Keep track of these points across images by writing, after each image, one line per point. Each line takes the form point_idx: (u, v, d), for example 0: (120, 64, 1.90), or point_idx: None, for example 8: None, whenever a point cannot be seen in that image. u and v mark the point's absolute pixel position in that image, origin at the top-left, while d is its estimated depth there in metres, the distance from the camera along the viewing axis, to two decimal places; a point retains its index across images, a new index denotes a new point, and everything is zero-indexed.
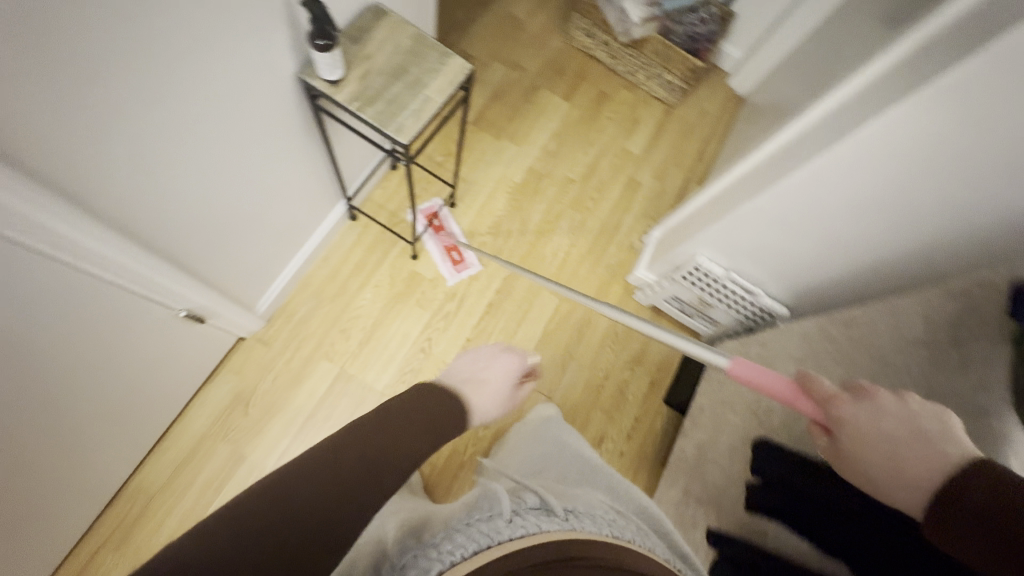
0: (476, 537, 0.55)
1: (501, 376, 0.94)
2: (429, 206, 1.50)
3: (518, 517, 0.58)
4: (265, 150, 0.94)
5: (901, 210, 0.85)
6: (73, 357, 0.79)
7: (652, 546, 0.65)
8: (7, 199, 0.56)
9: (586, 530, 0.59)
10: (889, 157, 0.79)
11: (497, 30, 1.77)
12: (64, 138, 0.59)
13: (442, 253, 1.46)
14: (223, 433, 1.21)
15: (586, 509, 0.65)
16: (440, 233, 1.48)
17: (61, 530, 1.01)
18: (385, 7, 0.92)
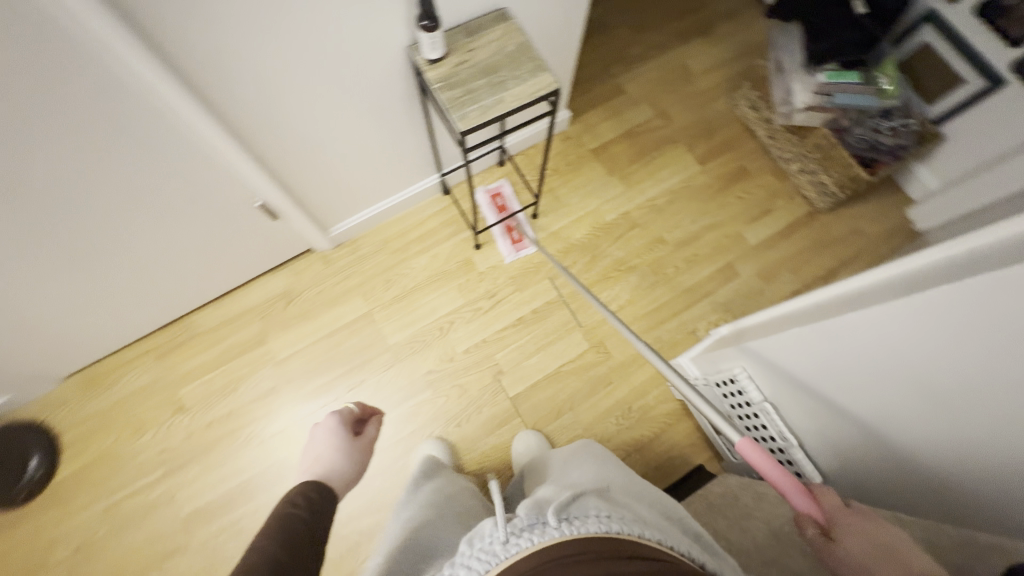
0: (476, 568, 0.55)
1: (333, 449, 0.94)
2: (496, 185, 1.56)
3: (514, 534, 0.57)
4: (365, 101, 1.07)
5: (967, 423, 0.63)
6: (163, 198, 1.02)
7: (662, 539, 0.59)
8: (132, 62, 0.74)
9: (582, 531, 0.55)
10: (965, 343, 0.59)
11: (662, 75, 1.74)
12: (185, 32, 0.76)
13: (502, 232, 1.52)
14: (263, 314, 1.43)
15: (586, 505, 0.60)
16: (502, 212, 1.53)
17: (129, 320, 1.31)
18: (510, 14, 1.00)
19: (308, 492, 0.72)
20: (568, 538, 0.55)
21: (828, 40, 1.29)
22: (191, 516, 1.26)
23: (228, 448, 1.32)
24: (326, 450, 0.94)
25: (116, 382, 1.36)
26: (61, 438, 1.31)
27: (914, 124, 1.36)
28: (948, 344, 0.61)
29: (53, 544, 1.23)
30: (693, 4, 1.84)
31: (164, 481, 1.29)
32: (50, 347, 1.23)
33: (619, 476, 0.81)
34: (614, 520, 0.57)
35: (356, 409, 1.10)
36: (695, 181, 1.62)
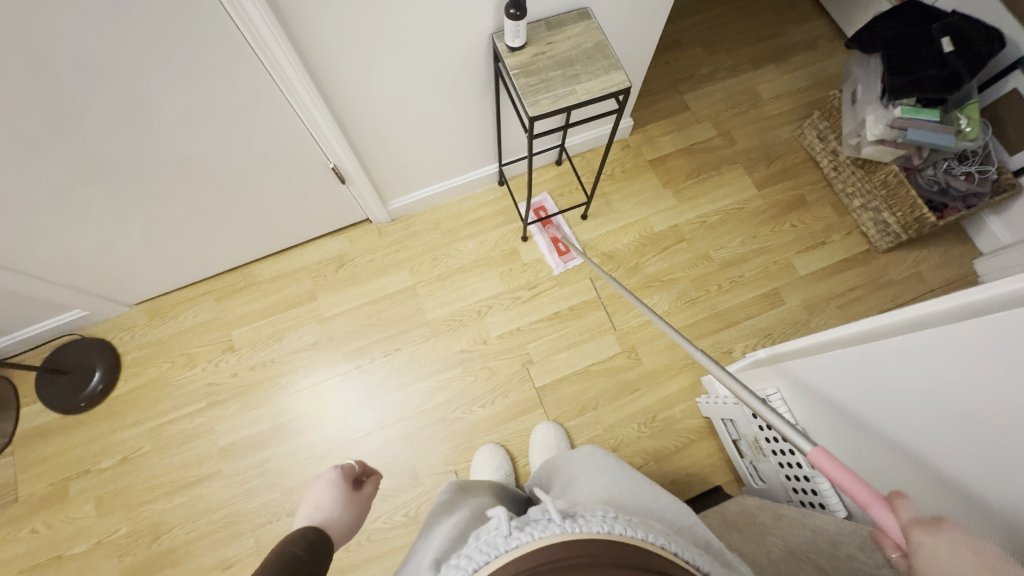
0: (475, 558, 0.54)
1: (334, 502, 0.76)
2: (540, 201, 1.60)
3: (518, 528, 0.55)
4: (445, 83, 1.14)
5: (1000, 453, 0.61)
6: (250, 147, 1.12)
7: (669, 545, 0.54)
8: (255, 18, 0.83)
9: (585, 529, 0.53)
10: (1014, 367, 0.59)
11: (730, 97, 1.75)
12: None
13: (548, 243, 1.54)
14: (316, 274, 1.52)
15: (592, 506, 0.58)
16: (546, 225, 1.56)
17: (198, 260, 1.42)
18: (592, 13, 1.04)
19: (308, 532, 0.67)
20: (569, 535, 0.52)
21: (909, 76, 1.24)
22: (225, 449, 1.35)
23: (267, 391, 1.40)
24: (325, 500, 0.76)
25: (177, 316, 1.47)
26: (123, 358, 1.43)
27: (991, 172, 1.34)
28: (996, 368, 0.61)
29: (102, 452, 1.34)
30: (772, 31, 1.84)
31: (205, 413, 1.38)
32: (127, 273, 1.35)
33: (630, 475, 0.75)
34: (618, 521, 0.54)
35: (355, 464, 0.85)
36: (751, 203, 1.61)
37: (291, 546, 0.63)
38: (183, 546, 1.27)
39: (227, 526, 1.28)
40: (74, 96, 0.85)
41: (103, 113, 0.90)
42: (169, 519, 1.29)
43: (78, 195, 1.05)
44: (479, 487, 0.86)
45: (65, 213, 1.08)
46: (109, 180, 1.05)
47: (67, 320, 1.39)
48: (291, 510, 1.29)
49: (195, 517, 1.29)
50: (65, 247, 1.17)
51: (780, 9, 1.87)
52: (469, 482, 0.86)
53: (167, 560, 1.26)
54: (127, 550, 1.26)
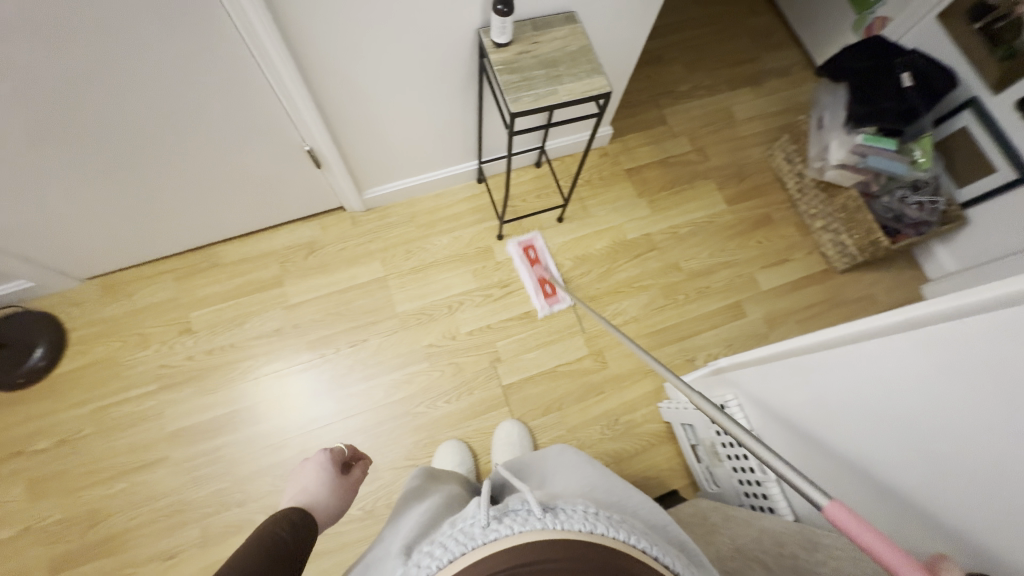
0: (451, 549, 0.53)
1: (322, 484, 0.77)
2: (526, 239, 1.56)
3: (496, 521, 0.54)
4: (432, 74, 1.14)
5: (947, 463, 0.65)
6: (225, 124, 1.08)
7: (651, 549, 0.53)
8: None
9: (565, 526, 0.52)
10: (968, 380, 0.62)
11: (706, 114, 1.81)
12: None
13: (536, 284, 1.51)
14: (284, 259, 1.48)
15: (573, 501, 0.57)
16: (534, 265, 1.54)
17: (160, 235, 1.36)
18: (578, 18, 1.07)
19: (295, 518, 0.66)
20: (550, 534, 0.51)
21: (870, 106, 1.32)
22: (175, 435, 1.29)
23: (223, 376, 1.35)
24: (313, 483, 0.77)
25: (132, 293, 1.41)
26: (69, 334, 1.35)
27: (941, 203, 1.43)
28: (944, 381, 0.64)
29: (39, 433, 1.27)
30: (747, 56, 1.91)
31: (157, 395, 1.32)
32: (82, 244, 1.28)
33: (599, 473, 0.77)
34: (600, 521, 0.54)
35: (344, 449, 0.89)
36: (720, 218, 1.66)
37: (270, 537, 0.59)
38: (122, 534, 1.20)
39: (171, 515, 1.23)
40: (36, 51, 0.80)
41: (70, 71, 0.85)
42: (108, 505, 1.22)
43: (36, 155, 0.99)
44: (447, 477, 0.91)
45: (20, 175, 1.02)
46: (72, 143, 0.99)
47: (10, 291, 1.31)
48: (242, 501, 1.25)
49: (138, 504, 1.23)
50: (18, 211, 1.11)
51: (756, 35, 1.95)
52: (435, 471, 0.91)
53: (103, 548, 1.19)
54: (61, 537, 1.19)
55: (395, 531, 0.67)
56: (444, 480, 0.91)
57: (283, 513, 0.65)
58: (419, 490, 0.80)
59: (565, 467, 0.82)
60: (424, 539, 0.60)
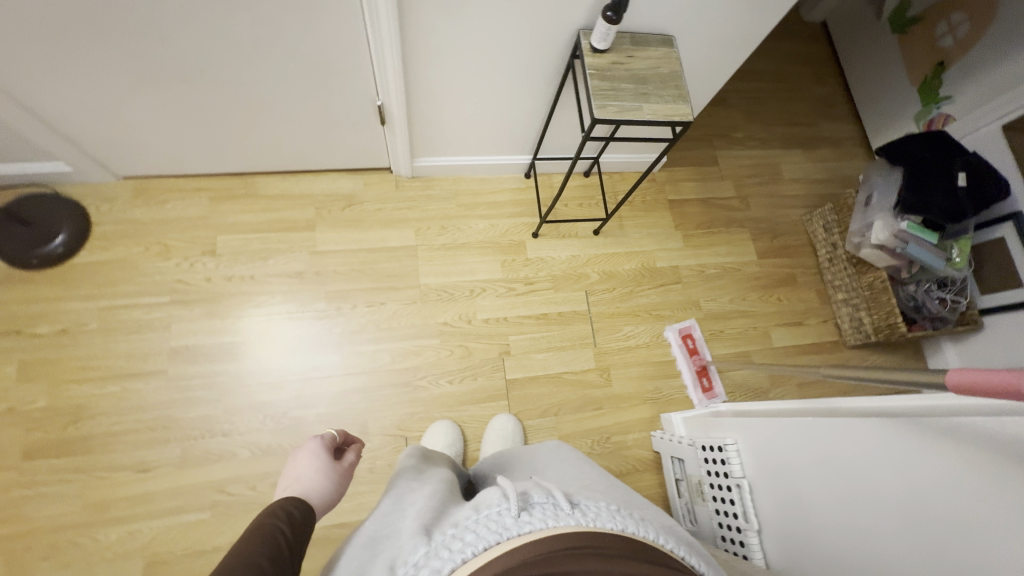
0: (484, 537, 0.52)
1: (316, 468, 0.72)
2: (685, 325, 1.57)
3: (526, 513, 0.55)
4: (520, 62, 1.15)
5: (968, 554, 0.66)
6: (312, 60, 1.09)
7: (672, 544, 0.56)
8: None
9: (597, 524, 0.54)
10: (1002, 474, 0.64)
11: (756, 166, 1.83)
12: None
13: (695, 376, 1.50)
14: (321, 205, 1.47)
15: (595, 498, 0.60)
16: (694, 355, 1.54)
17: (206, 152, 1.34)
18: (674, 43, 1.09)
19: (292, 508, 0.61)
20: (584, 528, 0.53)
21: (923, 196, 1.35)
22: (175, 351, 1.28)
23: (236, 305, 1.34)
24: (306, 471, 0.71)
25: (164, 202, 1.39)
26: (92, 226, 1.33)
27: (962, 303, 1.47)
28: (977, 476, 0.66)
29: (41, 317, 1.25)
30: (807, 119, 1.95)
31: (166, 308, 1.31)
32: (128, 141, 1.26)
33: (597, 473, 0.78)
34: (625, 520, 0.56)
35: (335, 434, 0.83)
36: (748, 268, 1.69)
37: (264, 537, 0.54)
38: (102, 437, 1.19)
39: (155, 430, 1.21)
40: None
41: None
42: (94, 404, 1.21)
43: (123, 42, 0.98)
44: (438, 460, 0.92)
45: (92, 54, 1.00)
46: (157, 35, 0.98)
47: (45, 170, 1.29)
48: (227, 432, 1.24)
49: (124, 411, 1.21)
50: (76, 90, 1.08)
51: (818, 102, 1.98)
52: (429, 453, 0.91)
53: (81, 446, 1.18)
54: (41, 426, 1.18)
55: (402, 507, 0.66)
56: (436, 461, 0.91)
57: (275, 509, 0.60)
58: (416, 468, 0.79)
59: (562, 463, 0.84)
60: (440, 522, 0.60)
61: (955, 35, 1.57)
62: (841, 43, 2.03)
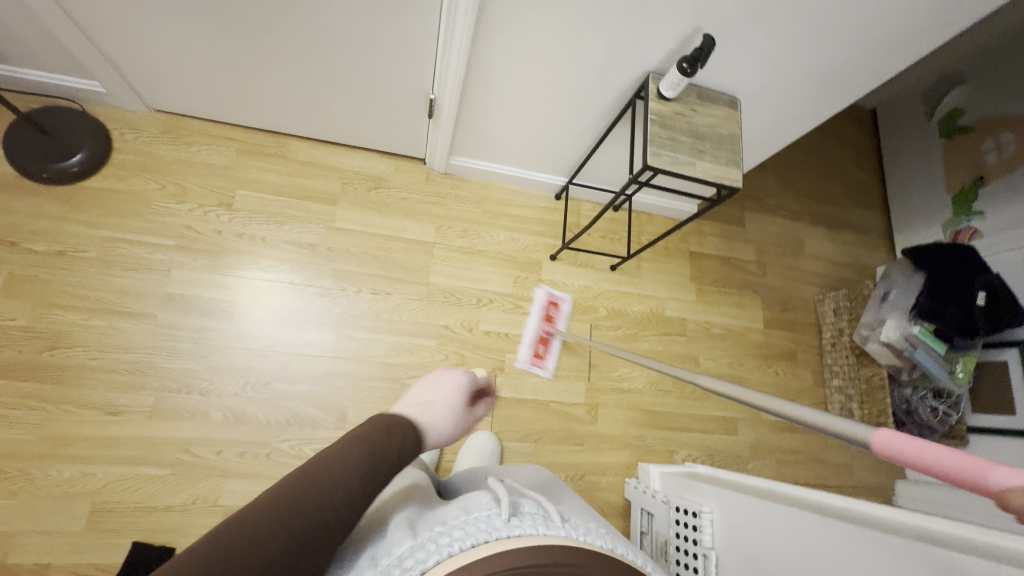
0: (474, 535, 0.51)
1: (451, 405, 0.75)
2: (557, 296, 1.52)
3: (516, 519, 0.54)
4: (582, 89, 1.14)
5: None
6: (376, 38, 1.07)
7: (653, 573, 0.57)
8: None
9: (589, 540, 0.54)
10: None
11: (781, 235, 1.83)
12: None
13: (535, 338, 1.45)
14: (348, 181, 1.44)
15: (584, 520, 0.60)
16: (546, 322, 1.48)
17: (243, 103, 1.31)
18: (738, 106, 1.08)
19: (406, 440, 0.59)
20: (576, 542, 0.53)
21: (940, 307, 1.36)
22: (170, 297, 1.24)
23: (240, 263, 1.31)
24: (442, 398, 0.77)
25: (190, 144, 1.35)
26: (112, 152, 1.29)
27: (954, 417, 1.47)
28: None
29: (39, 234, 1.20)
30: (838, 200, 1.96)
31: (169, 252, 1.27)
32: (168, 74, 1.22)
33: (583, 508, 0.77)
34: (613, 542, 0.57)
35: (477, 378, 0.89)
36: (752, 335, 1.69)
37: (370, 469, 0.51)
38: (75, 369, 1.15)
39: (131, 373, 1.17)
40: None
41: None
42: (74, 335, 1.17)
43: None
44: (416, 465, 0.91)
45: None
46: None
47: (78, 86, 1.25)
48: (204, 391, 1.20)
49: (104, 347, 1.17)
50: (132, 16, 1.05)
51: (853, 187, 1.99)
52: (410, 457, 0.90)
53: (53, 374, 1.14)
54: (18, 345, 1.14)
55: (387, 504, 0.64)
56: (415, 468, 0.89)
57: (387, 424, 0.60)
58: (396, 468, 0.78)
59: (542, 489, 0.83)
60: (425, 522, 0.58)
61: (999, 154, 1.60)
62: (888, 133, 2.04)
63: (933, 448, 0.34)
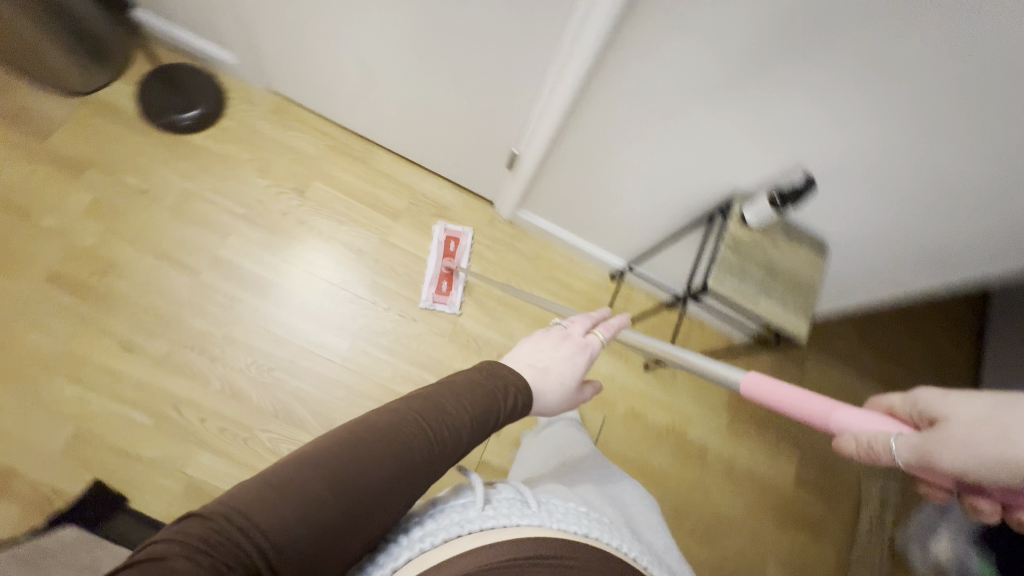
0: (446, 531, 0.55)
1: (558, 383, 0.70)
2: (457, 230, 1.46)
3: (489, 508, 0.58)
4: (662, 188, 1.10)
5: None
6: (479, 85, 1.10)
7: (632, 551, 0.61)
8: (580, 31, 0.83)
9: (561, 527, 0.57)
10: None
11: (842, 391, 1.65)
12: (630, 46, 0.84)
13: (434, 274, 1.40)
14: (415, 201, 1.47)
15: (560, 498, 0.64)
16: (446, 258, 1.42)
17: (348, 106, 1.38)
18: (824, 254, 1.00)
19: (514, 402, 0.62)
20: (549, 530, 0.56)
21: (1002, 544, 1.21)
22: (218, 259, 1.30)
23: (290, 247, 1.35)
24: (554, 368, 0.70)
25: (289, 128, 1.44)
26: (221, 117, 1.40)
27: None
28: None
29: (134, 169, 1.31)
30: (920, 374, 1.74)
31: (234, 218, 1.33)
32: (292, 65, 1.32)
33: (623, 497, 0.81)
34: (589, 524, 0.60)
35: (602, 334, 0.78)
36: (782, 490, 1.48)
37: (478, 420, 0.57)
38: (114, 297, 1.21)
39: (157, 318, 1.22)
40: None
41: None
42: (126, 266, 1.24)
43: None
44: None
45: None
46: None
47: (216, 54, 1.37)
48: (213, 356, 1.22)
49: (145, 286, 1.24)
50: (277, 9, 1.15)
51: (945, 366, 1.76)
52: None
53: (93, 296, 1.21)
54: (78, 260, 1.22)
55: None
56: None
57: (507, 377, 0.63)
58: None
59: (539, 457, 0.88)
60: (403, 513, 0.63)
61: None
62: (1000, 319, 1.80)
63: (805, 397, 0.55)
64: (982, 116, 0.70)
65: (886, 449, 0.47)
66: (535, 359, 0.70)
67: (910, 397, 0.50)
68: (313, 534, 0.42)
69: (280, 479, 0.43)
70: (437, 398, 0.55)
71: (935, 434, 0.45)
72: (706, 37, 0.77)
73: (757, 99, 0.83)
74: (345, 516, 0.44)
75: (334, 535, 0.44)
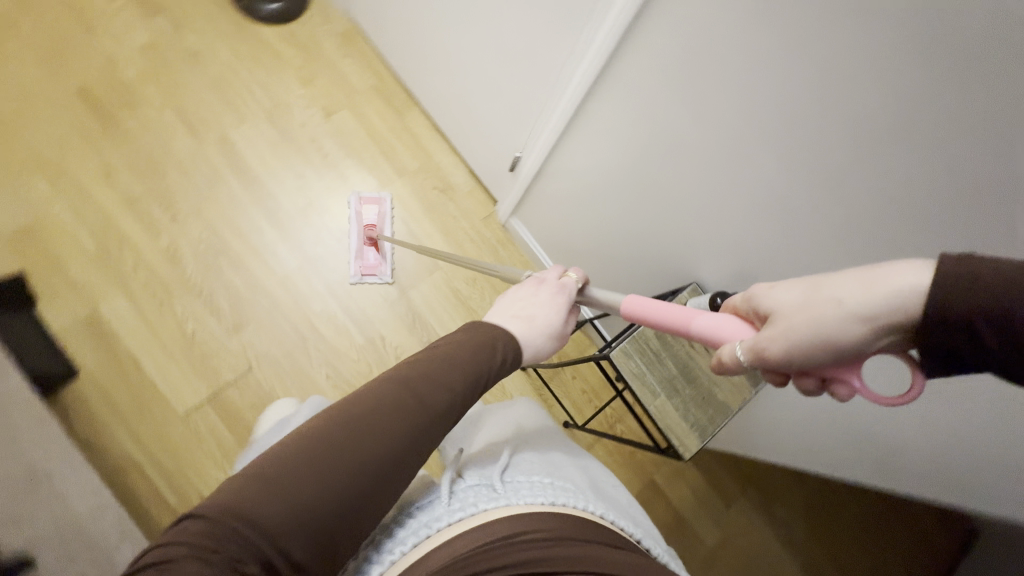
0: (416, 534, 0.54)
1: (547, 328, 0.63)
2: (373, 197, 1.38)
3: (455, 499, 0.57)
4: (633, 247, 1.02)
5: None
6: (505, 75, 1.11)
7: (608, 513, 0.58)
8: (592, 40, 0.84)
9: (528, 501, 0.55)
10: None
11: None
12: (634, 74, 0.81)
13: (357, 247, 1.34)
14: (425, 168, 1.46)
15: (529, 469, 0.61)
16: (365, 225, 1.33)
17: (404, 56, 1.41)
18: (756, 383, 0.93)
19: (506, 356, 0.57)
20: (516, 507, 0.54)
21: None
22: (224, 136, 1.35)
23: (290, 155, 1.38)
24: (538, 313, 0.64)
25: (349, 54, 1.48)
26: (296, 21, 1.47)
27: None
28: None
29: (199, 32, 1.40)
30: None
31: (257, 109, 1.39)
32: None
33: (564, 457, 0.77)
34: (556, 491, 0.57)
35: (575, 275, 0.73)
36: None
37: (473, 374, 0.53)
38: (124, 129, 1.31)
39: (148, 162, 1.30)
40: None
41: None
42: (148, 108, 1.33)
43: None
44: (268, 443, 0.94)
45: None
46: None
47: None
48: (174, 216, 1.28)
49: (154, 131, 1.32)
50: None
51: None
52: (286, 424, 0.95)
53: (108, 120, 1.31)
54: (114, 86, 1.33)
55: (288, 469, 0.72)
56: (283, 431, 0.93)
57: (488, 331, 0.57)
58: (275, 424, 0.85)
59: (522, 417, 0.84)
60: None
61: None
62: None
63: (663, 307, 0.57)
64: (985, 244, 0.55)
65: (737, 360, 0.48)
66: (517, 310, 0.63)
67: (747, 294, 0.50)
68: (321, 514, 0.43)
69: (269, 473, 0.43)
70: (426, 365, 0.52)
71: (769, 325, 0.46)
72: (723, 68, 0.69)
73: (739, 175, 0.76)
74: (352, 502, 0.44)
75: (347, 515, 0.44)
